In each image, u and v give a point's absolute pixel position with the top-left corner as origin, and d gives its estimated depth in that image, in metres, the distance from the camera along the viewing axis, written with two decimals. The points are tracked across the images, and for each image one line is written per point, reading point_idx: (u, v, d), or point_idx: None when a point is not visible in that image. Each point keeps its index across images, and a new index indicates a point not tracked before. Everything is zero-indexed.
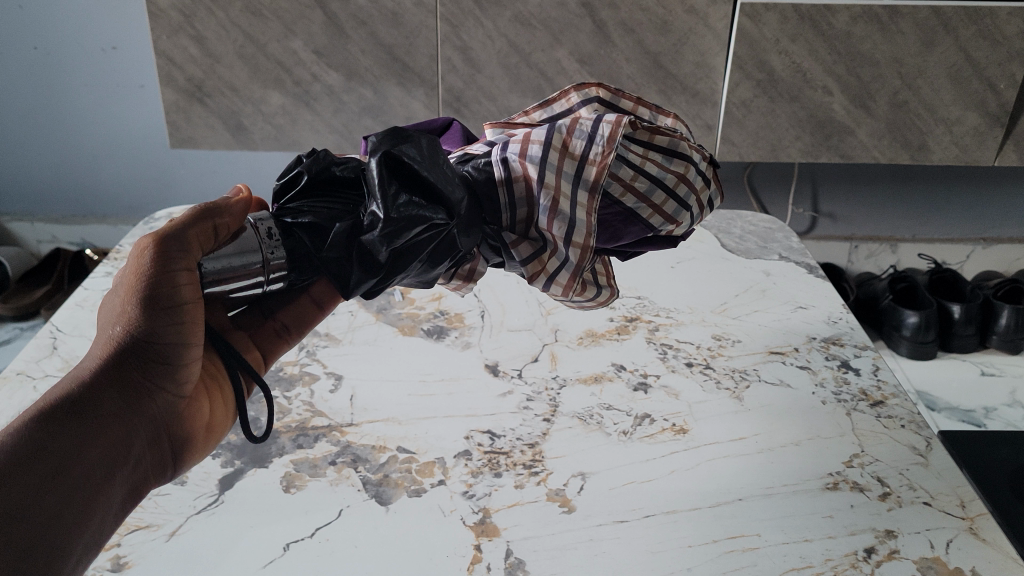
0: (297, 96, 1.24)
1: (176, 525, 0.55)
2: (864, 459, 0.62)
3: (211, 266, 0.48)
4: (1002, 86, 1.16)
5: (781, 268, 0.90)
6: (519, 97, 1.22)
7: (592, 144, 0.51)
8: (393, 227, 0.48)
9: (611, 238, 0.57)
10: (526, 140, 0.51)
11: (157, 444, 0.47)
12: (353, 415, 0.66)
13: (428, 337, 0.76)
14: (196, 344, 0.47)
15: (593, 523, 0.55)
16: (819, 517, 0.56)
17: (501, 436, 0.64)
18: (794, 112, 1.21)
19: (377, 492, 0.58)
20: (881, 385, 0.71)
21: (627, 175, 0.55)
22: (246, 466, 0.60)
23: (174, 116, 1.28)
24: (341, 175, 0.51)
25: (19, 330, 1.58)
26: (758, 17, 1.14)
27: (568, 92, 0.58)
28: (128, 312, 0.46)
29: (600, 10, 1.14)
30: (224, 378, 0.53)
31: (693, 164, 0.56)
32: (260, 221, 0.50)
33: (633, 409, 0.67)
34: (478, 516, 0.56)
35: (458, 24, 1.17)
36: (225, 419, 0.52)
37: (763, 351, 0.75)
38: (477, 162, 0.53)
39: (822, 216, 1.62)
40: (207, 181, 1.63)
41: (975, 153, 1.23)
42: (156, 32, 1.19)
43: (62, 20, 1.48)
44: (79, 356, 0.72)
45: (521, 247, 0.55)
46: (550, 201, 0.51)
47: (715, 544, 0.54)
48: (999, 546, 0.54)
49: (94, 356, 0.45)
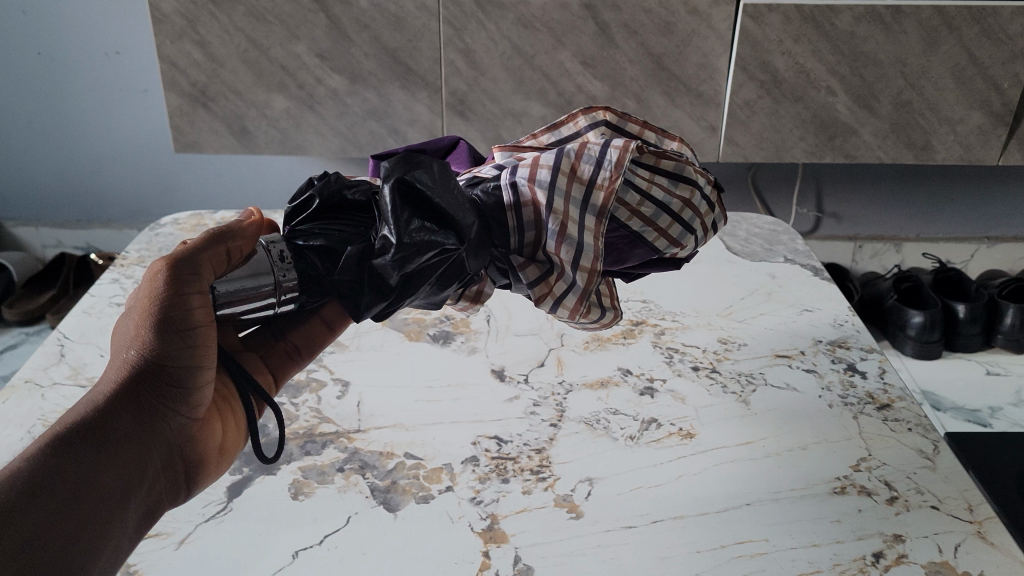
0: (300, 99, 1.24)
1: (186, 533, 0.55)
2: (872, 464, 0.62)
3: (224, 289, 0.48)
4: (1005, 84, 1.16)
5: (786, 271, 0.90)
6: (523, 100, 1.22)
7: (600, 169, 0.51)
8: (404, 252, 0.48)
9: (617, 261, 0.57)
10: (535, 165, 0.52)
11: (171, 465, 0.47)
12: (360, 422, 0.66)
13: (434, 342, 0.76)
14: (209, 366, 0.48)
15: (601, 529, 0.56)
16: (826, 522, 0.56)
17: (508, 441, 0.64)
18: (798, 112, 1.21)
19: (385, 498, 0.58)
20: (888, 388, 0.70)
21: (634, 200, 0.55)
22: (254, 473, 0.60)
23: (177, 121, 1.28)
24: (352, 199, 0.51)
25: (25, 336, 1.59)
26: (761, 17, 1.14)
27: (576, 116, 0.58)
28: (143, 335, 0.46)
29: (603, 12, 1.14)
30: (235, 399, 0.53)
31: (698, 189, 0.56)
32: (272, 244, 0.50)
33: (639, 413, 0.67)
34: (486, 523, 0.56)
35: (461, 27, 1.17)
36: (236, 440, 0.53)
37: (769, 354, 0.75)
38: (487, 185, 0.53)
39: (826, 216, 1.62)
40: (210, 185, 1.63)
41: (979, 153, 1.23)
42: (159, 37, 1.19)
43: (63, 25, 1.49)
44: (87, 364, 0.72)
45: (528, 269, 0.55)
46: (558, 226, 0.51)
47: (723, 549, 0.54)
48: (1007, 549, 0.54)
49: (109, 380, 0.46)
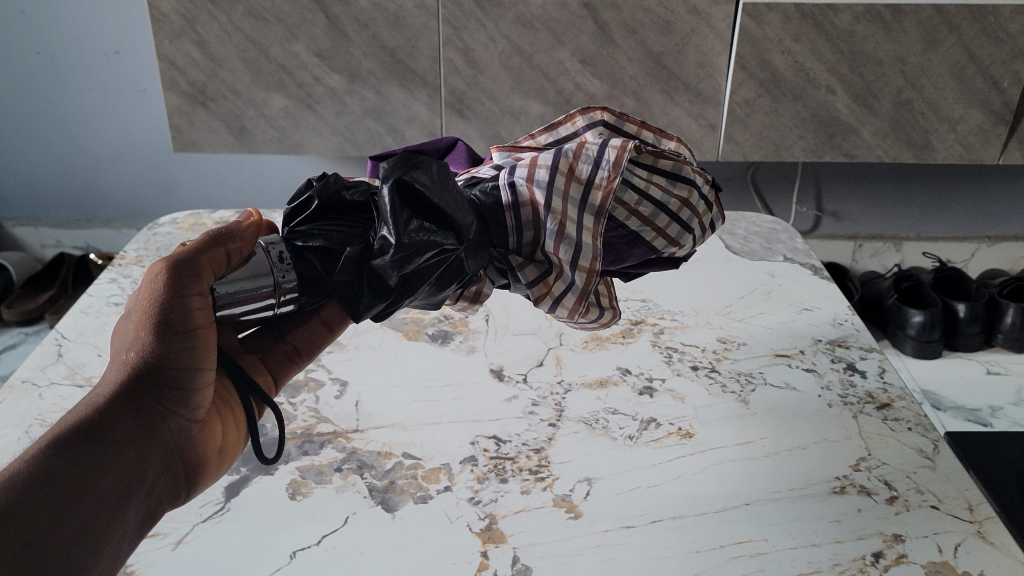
0: (299, 99, 1.24)
1: (183, 534, 0.55)
2: (872, 463, 0.61)
3: (224, 290, 0.48)
4: (1006, 83, 1.16)
5: (787, 270, 0.90)
6: (522, 99, 1.22)
7: (597, 169, 0.51)
8: (404, 252, 0.48)
9: (616, 262, 0.57)
10: (533, 165, 0.51)
11: (171, 467, 0.47)
12: (359, 421, 0.66)
13: (433, 341, 0.76)
14: (209, 367, 0.48)
15: (599, 529, 0.55)
16: (825, 522, 0.56)
17: (507, 441, 0.64)
18: (797, 111, 1.21)
19: (382, 498, 0.58)
20: (888, 388, 0.70)
21: (632, 199, 0.55)
22: (252, 473, 0.60)
23: (176, 120, 1.28)
24: (351, 199, 0.51)
25: (25, 336, 1.58)
26: (761, 16, 1.14)
27: (574, 116, 0.58)
28: (142, 337, 0.46)
29: (602, 11, 1.14)
30: (235, 401, 0.53)
31: (696, 188, 0.56)
32: (272, 245, 0.50)
33: (638, 413, 0.67)
34: (484, 523, 0.56)
35: (460, 26, 1.17)
36: (237, 441, 0.52)
37: (769, 354, 0.75)
38: (485, 185, 0.53)
39: (826, 216, 1.62)
40: (210, 184, 1.63)
41: (979, 151, 1.23)
42: (158, 36, 1.19)
43: (62, 24, 1.48)
44: (85, 365, 0.72)
45: (527, 270, 0.55)
46: (557, 225, 0.51)
47: (722, 549, 0.54)
48: (1008, 550, 0.54)
49: (108, 381, 0.46)
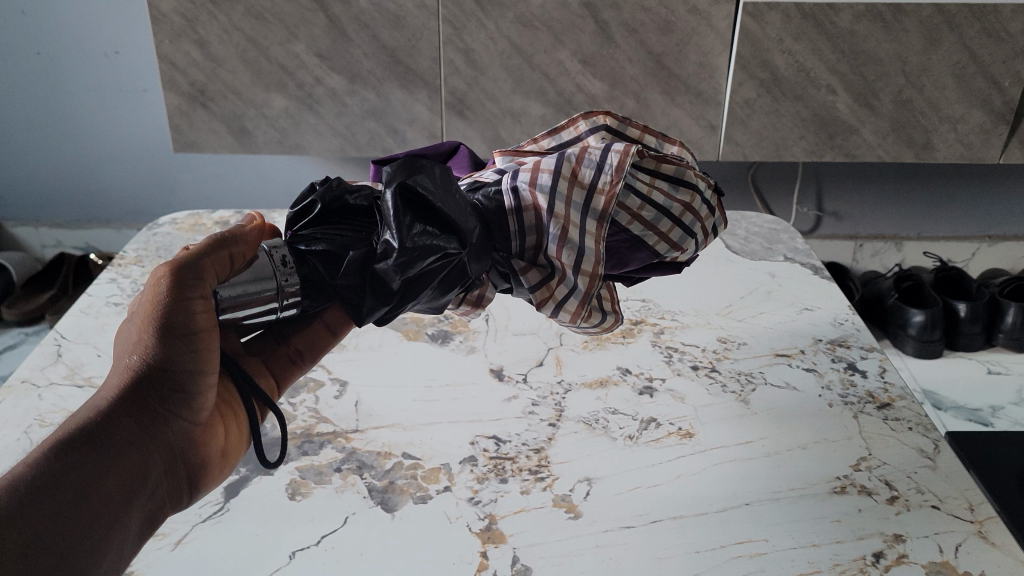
0: (299, 99, 1.24)
1: (182, 534, 0.55)
2: (872, 463, 0.61)
3: (226, 294, 0.48)
4: (1006, 83, 1.16)
5: (787, 271, 0.90)
6: (522, 99, 1.22)
7: (601, 173, 0.51)
8: (407, 256, 0.47)
9: (618, 265, 0.57)
10: (536, 170, 0.51)
11: (173, 470, 0.47)
12: (358, 421, 0.66)
13: (434, 341, 0.76)
14: (210, 370, 0.47)
15: (599, 530, 0.55)
16: (825, 522, 0.56)
17: (507, 441, 0.63)
18: (798, 110, 1.20)
19: (382, 499, 0.58)
20: (888, 388, 0.70)
21: (634, 204, 0.54)
22: (251, 474, 0.60)
23: (176, 120, 1.28)
24: (353, 203, 0.51)
25: (25, 335, 1.58)
26: (761, 15, 1.13)
27: (576, 120, 0.58)
28: (144, 340, 0.46)
29: (602, 10, 1.14)
30: (238, 404, 0.53)
31: (698, 192, 0.56)
32: (274, 249, 0.49)
33: (638, 413, 0.67)
34: (484, 523, 0.56)
35: (460, 26, 1.17)
36: (239, 443, 0.52)
37: (769, 353, 0.75)
38: (487, 189, 0.53)
39: (826, 216, 1.62)
40: (210, 184, 1.63)
41: (980, 151, 1.23)
42: (158, 36, 1.19)
43: (62, 24, 1.48)
44: (85, 364, 0.72)
45: (529, 274, 0.55)
46: (560, 230, 0.51)
47: (722, 549, 0.54)
48: (1008, 549, 0.53)
49: (111, 385, 0.46)
